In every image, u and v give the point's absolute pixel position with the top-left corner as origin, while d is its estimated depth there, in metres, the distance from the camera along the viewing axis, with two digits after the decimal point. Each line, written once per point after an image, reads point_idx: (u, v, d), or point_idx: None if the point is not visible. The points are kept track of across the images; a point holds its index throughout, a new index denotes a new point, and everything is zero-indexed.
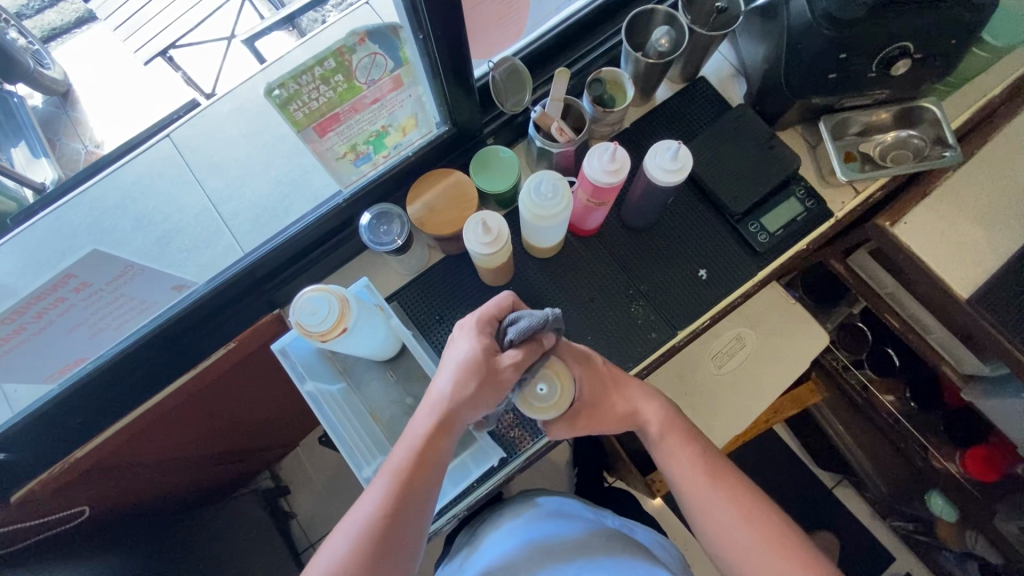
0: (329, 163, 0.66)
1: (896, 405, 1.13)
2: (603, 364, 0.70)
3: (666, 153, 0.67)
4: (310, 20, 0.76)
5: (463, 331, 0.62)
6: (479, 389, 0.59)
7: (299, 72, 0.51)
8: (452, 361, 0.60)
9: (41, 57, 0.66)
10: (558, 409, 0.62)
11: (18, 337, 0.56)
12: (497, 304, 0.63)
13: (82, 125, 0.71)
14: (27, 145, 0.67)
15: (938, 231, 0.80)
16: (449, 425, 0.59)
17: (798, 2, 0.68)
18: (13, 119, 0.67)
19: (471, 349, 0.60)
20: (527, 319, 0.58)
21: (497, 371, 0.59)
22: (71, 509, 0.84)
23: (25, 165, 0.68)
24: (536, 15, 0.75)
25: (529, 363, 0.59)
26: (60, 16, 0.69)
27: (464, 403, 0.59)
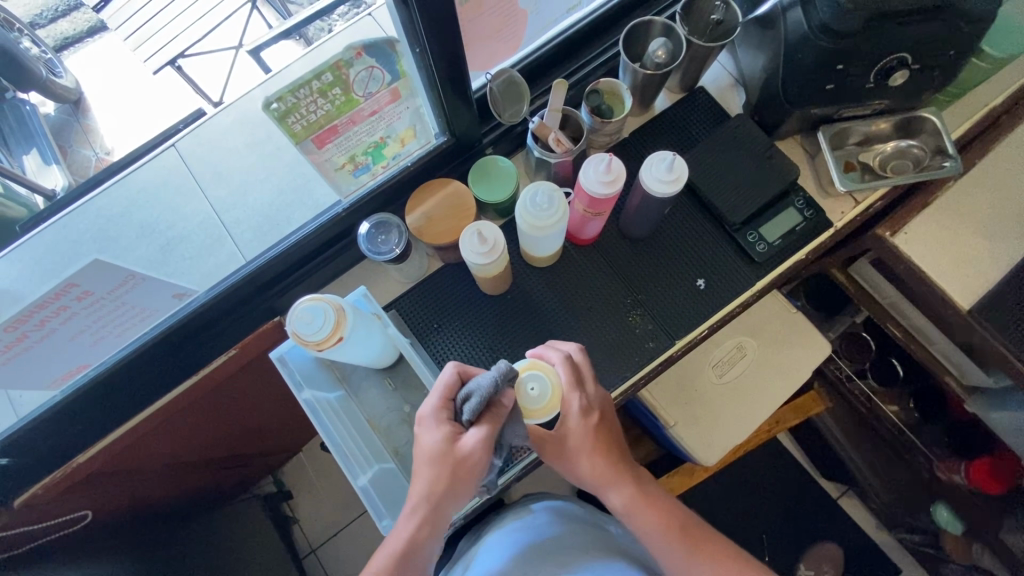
0: (328, 174, 0.67)
1: (899, 415, 1.13)
2: (582, 438, 0.67)
3: (661, 164, 0.67)
4: (316, 30, 0.77)
5: (423, 424, 0.62)
6: (453, 481, 0.59)
7: (297, 86, 0.51)
8: (421, 457, 0.61)
9: (54, 66, 0.68)
10: (557, 396, 0.64)
11: (21, 345, 0.57)
12: (447, 383, 0.62)
13: (92, 131, 0.73)
14: (38, 152, 0.69)
15: (938, 242, 0.80)
16: (430, 523, 0.60)
17: (794, 13, 0.69)
18: (25, 126, 0.69)
19: (437, 441, 0.60)
20: (477, 390, 0.58)
21: (465, 454, 0.59)
22: (74, 514, 0.86)
23: (36, 172, 0.70)
24: (533, 27, 0.75)
25: (494, 435, 0.60)
26: (74, 25, 0.71)
27: (441, 496, 0.59)
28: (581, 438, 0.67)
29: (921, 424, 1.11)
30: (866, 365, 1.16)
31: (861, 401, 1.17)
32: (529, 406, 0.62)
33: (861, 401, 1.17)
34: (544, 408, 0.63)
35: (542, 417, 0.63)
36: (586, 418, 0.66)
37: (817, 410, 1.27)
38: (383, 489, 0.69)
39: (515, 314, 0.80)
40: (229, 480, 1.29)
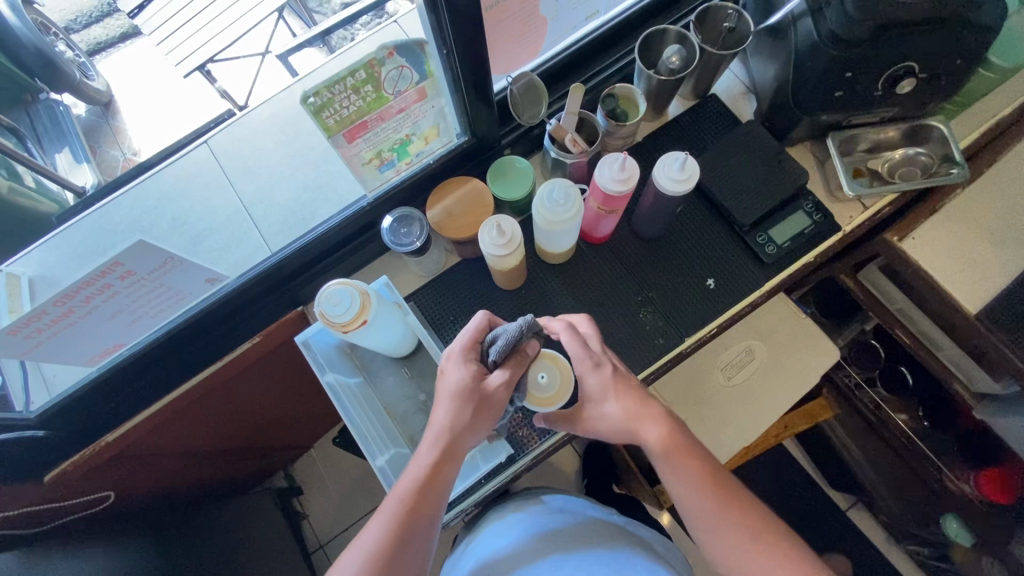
0: (356, 168, 0.70)
1: (908, 424, 1.12)
2: (610, 396, 0.67)
3: (673, 164, 0.70)
4: (340, 38, 0.82)
5: (451, 361, 0.64)
6: (477, 413, 0.61)
7: (333, 82, 0.55)
8: (447, 389, 0.62)
9: (87, 69, 0.74)
10: (566, 386, 0.69)
11: (66, 320, 0.60)
12: (477, 328, 0.65)
13: (121, 134, 0.79)
14: (70, 151, 0.76)
15: (946, 248, 0.82)
16: (450, 456, 0.60)
17: (804, 23, 0.72)
18: (59, 126, 0.75)
19: (464, 374, 0.62)
20: (505, 333, 0.62)
21: (489, 391, 0.61)
22: (97, 494, 0.89)
23: (67, 169, 0.77)
24: (553, 34, 0.79)
25: (516, 378, 0.64)
26: (106, 30, 0.75)
27: (464, 427, 0.61)
28: (600, 393, 0.67)
29: (931, 432, 1.11)
30: (875, 372, 1.17)
31: (870, 410, 1.16)
32: (536, 393, 0.68)
33: (870, 410, 1.16)
34: (551, 397, 0.69)
35: (547, 406, 0.69)
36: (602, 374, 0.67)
37: (825, 416, 1.27)
38: (399, 472, 0.71)
39: (529, 309, 0.82)
40: (243, 472, 1.32)
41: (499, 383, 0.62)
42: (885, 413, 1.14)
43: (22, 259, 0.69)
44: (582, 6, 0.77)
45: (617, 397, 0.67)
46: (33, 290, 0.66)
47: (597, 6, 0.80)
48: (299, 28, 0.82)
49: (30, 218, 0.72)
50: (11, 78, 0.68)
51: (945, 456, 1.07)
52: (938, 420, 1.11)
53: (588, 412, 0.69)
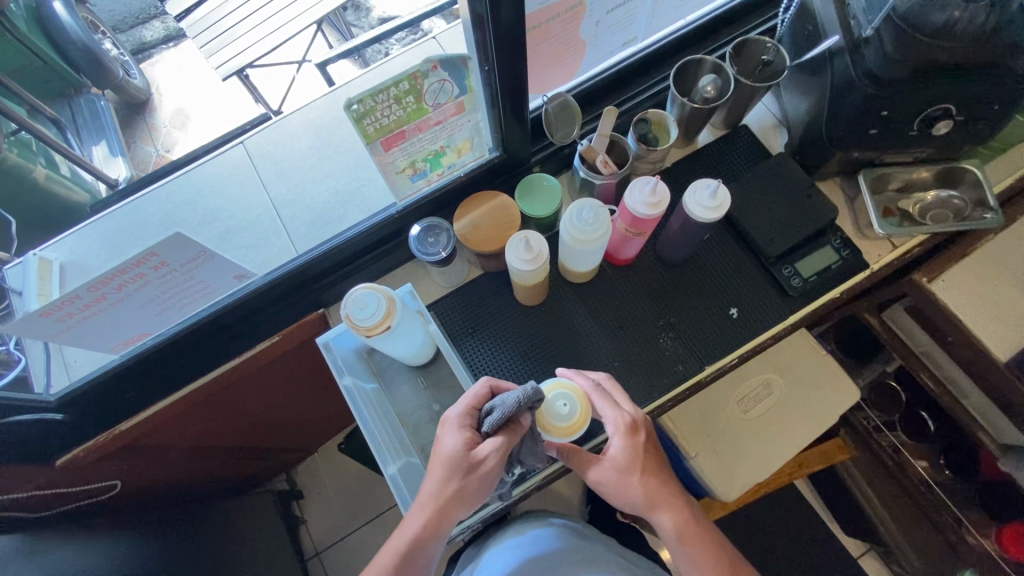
0: (389, 176, 0.71)
1: (927, 471, 1.10)
2: (629, 451, 0.66)
3: (705, 191, 0.70)
4: (374, 52, 0.87)
5: (447, 425, 0.64)
6: (464, 486, 0.60)
7: (377, 91, 0.56)
8: (439, 457, 0.62)
9: (128, 68, 0.81)
10: (586, 412, 0.66)
11: (97, 305, 0.61)
12: (478, 394, 0.64)
13: (155, 131, 0.87)
14: (106, 145, 0.81)
15: (976, 293, 0.80)
16: (436, 526, 0.60)
17: (841, 60, 0.72)
18: (98, 120, 0.81)
19: (455, 443, 0.61)
20: (500, 406, 0.59)
21: (479, 463, 0.60)
22: (103, 482, 0.90)
23: (103, 162, 0.82)
24: (591, 58, 0.80)
25: (509, 450, 0.61)
26: (152, 33, 0.85)
27: (451, 498, 0.60)
28: (625, 454, 0.66)
29: (950, 482, 1.07)
30: (894, 417, 1.14)
31: (888, 453, 1.15)
32: (554, 421, 0.65)
33: (888, 453, 1.15)
34: (571, 426, 0.65)
35: (565, 436, 0.65)
36: (632, 436, 0.66)
37: (842, 458, 1.25)
38: (411, 482, 0.71)
39: (548, 326, 0.82)
40: (247, 471, 1.31)
41: (489, 454, 0.60)
42: (904, 457, 1.12)
43: (55, 245, 0.71)
44: (620, 32, 0.79)
45: (637, 450, 0.66)
46: (63, 275, 0.68)
47: (635, 33, 0.82)
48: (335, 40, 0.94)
49: (70, 207, 0.79)
50: (59, 73, 0.73)
51: (964, 508, 1.05)
52: (961, 473, 1.07)
53: (597, 466, 0.68)
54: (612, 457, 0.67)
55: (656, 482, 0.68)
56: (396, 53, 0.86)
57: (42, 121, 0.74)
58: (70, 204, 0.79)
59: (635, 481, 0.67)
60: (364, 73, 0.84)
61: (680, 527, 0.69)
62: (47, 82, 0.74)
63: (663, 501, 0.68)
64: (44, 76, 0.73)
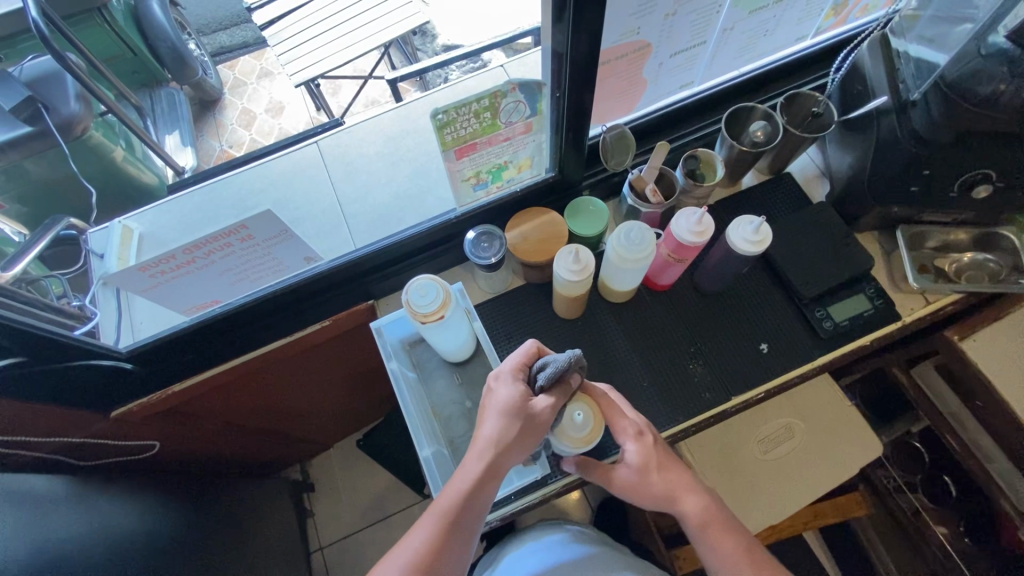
0: (454, 183, 0.78)
1: (947, 538, 1.06)
2: (643, 453, 0.68)
3: (748, 226, 0.74)
4: (435, 76, 0.95)
5: (500, 379, 0.66)
6: (523, 432, 0.62)
7: (461, 105, 0.63)
8: (495, 406, 0.64)
9: (206, 68, 1.03)
10: (597, 428, 0.68)
11: (185, 268, 0.68)
12: (526, 353, 0.68)
13: (221, 128, 1.02)
14: (178, 135, 0.98)
15: (1006, 356, 0.82)
16: (493, 472, 0.61)
17: (888, 119, 0.76)
18: (175, 113, 1.00)
19: (513, 394, 0.64)
20: (554, 361, 0.63)
21: (536, 413, 0.63)
22: (143, 442, 0.96)
23: (174, 150, 0.97)
24: (649, 97, 0.86)
25: (560, 405, 0.65)
26: (232, 40, 1.11)
27: (509, 446, 0.62)
28: (640, 456, 0.68)
29: (972, 551, 1.04)
30: (917, 478, 1.13)
31: (907, 515, 1.12)
32: (572, 432, 0.67)
33: (907, 516, 1.12)
34: (585, 438, 0.67)
35: (584, 445, 0.67)
36: (640, 439, 0.69)
37: (858, 514, 1.21)
38: (442, 470, 0.74)
39: (582, 340, 0.86)
40: (269, 454, 1.36)
41: (544, 405, 0.63)
42: (923, 521, 1.09)
43: (139, 215, 0.81)
44: (680, 75, 0.85)
45: (650, 452, 0.69)
46: (141, 243, 0.78)
47: (693, 78, 0.87)
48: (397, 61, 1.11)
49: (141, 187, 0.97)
50: (149, 67, 1.04)
51: None
52: (982, 539, 1.03)
53: (617, 471, 0.70)
54: (627, 461, 0.69)
55: (674, 474, 0.69)
56: (455, 78, 0.92)
57: (129, 107, 0.96)
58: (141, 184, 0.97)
59: (652, 480, 0.68)
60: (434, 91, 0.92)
61: (703, 513, 0.68)
62: (135, 74, 1.05)
63: (685, 488, 0.69)
64: (133, 67, 1.05)
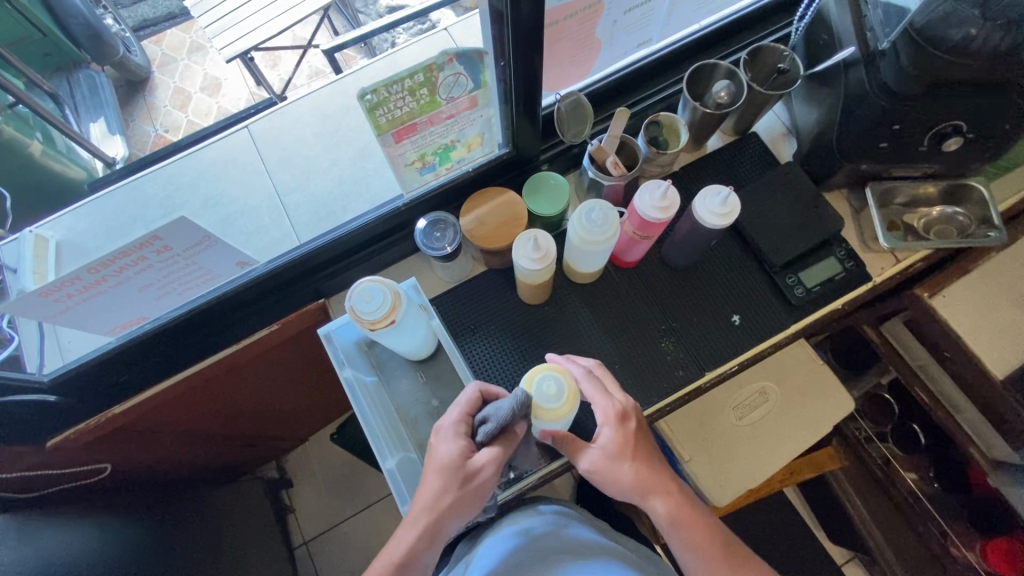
0: (398, 168, 0.71)
1: (918, 484, 1.10)
2: (619, 440, 0.66)
3: (715, 197, 0.70)
4: (380, 40, 0.84)
5: (441, 435, 0.63)
6: (461, 494, 0.60)
7: (392, 82, 0.55)
8: (435, 465, 0.61)
9: (129, 43, 0.85)
10: (571, 399, 0.64)
11: (97, 287, 0.61)
12: (470, 401, 0.64)
13: (153, 110, 0.89)
14: (105, 122, 0.83)
15: (975, 309, 0.81)
16: (433, 537, 0.60)
17: (857, 71, 0.72)
18: (97, 97, 0.82)
19: (452, 452, 0.61)
20: (497, 414, 0.60)
21: (475, 471, 0.60)
22: (92, 466, 0.88)
23: (101, 139, 0.84)
24: (604, 58, 0.80)
25: (504, 458, 0.62)
26: (154, 9, 0.90)
27: (448, 508, 0.60)
28: (616, 441, 0.65)
29: (940, 494, 1.07)
30: (887, 428, 1.16)
31: (878, 465, 1.18)
32: (544, 406, 0.63)
33: (878, 465, 1.18)
34: (561, 407, 0.64)
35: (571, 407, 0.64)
36: (621, 423, 0.66)
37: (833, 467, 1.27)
38: (409, 476, 0.71)
39: (550, 326, 0.82)
40: (238, 458, 1.30)
41: (484, 464, 0.60)
42: (893, 468, 1.15)
43: (52, 222, 0.70)
44: (636, 33, 0.78)
45: (628, 439, 0.66)
46: (59, 254, 0.68)
47: (651, 35, 0.81)
48: (340, 25, 0.94)
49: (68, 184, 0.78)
50: (60, 47, 0.73)
51: (951, 521, 1.05)
52: (951, 484, 1.05)
53: (586, 451, 0.67)
54: (601, 445, 0.66)
55: (648, 467, 0.66)
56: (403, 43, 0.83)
57: (42, 97, 0.73)
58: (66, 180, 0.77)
59: (627, 467, 0.65)
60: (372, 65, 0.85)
61: (673, 512, 0.66)
62: (48, 55, 0.73)
63: (658, 487, 0.66)
64: (43, 48, 0.72)
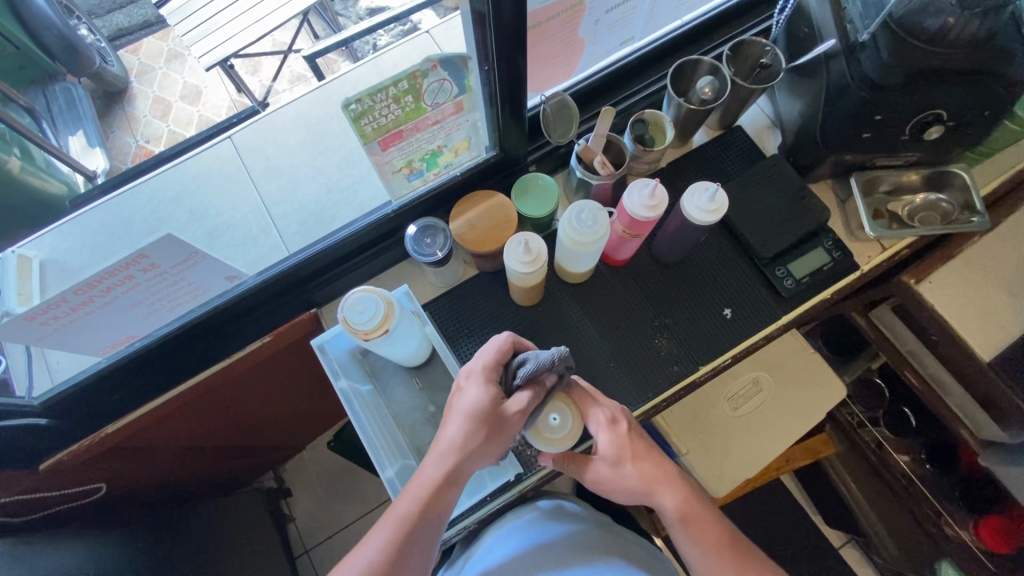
0: (385, 176, 0.70)
1: (909, 465, 1.13)
2: (615, 442, 0.65)
3: (703, 194, 0.70)
4: (363, 43, 0.81)
5: (470, 379, 0.63)
6: (488, 437, 0.59)
7: (376, 91, 0.55)
8: (461, 408, 0.61)
9: (105, 54, 0.79)
10: (574, 434, 0.65)
11: (84, 309, 0.60)
12: (502, 347, 0.65)
13: (133, 121, 0.86)
14: (84, 134, 0.80)
15: (961, 294, 0.82)
16: (452, 481, 0.58)
17: (837, 63, 0.72)
18: (75, 109, 0.80)
19: (482, 396, 0.61)
20: (536, 358, 0.61)
21: (506, 414, 0.60)
22: (87, 486, 0.87)
23: (80, 152, 0.81)
24: (588, 58, 0.80)
25: (535, 405, 0.62)
26: (130, 18, 0.78)
27: (472, 450, 0.59)
28: (612, 446, 0.65)
29: (932, 475, 1.10)
30: (879, 413, 1.17)
31: (871, 449, 1.18)
32: (547, 434, 0.64)
33: (871, 449, 1.18)
34: (567, 436, 0.65)
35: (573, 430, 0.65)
36: (613, 427, 0.66)
37: (827, 453, 1.28)
38: (409, 484, 0.71)
39: (544, 326, 0.82)
40: (236, 470, 1.29)
41: (516, 405, 0.60)
42: (886, 452, 1.15)
43: (35, 241, 0.69)
44: (618, 32, 0.79)
45: (625, 441, 0.66)
46: (44, 275, 0.66)
47: (633, 33, 0.82)
48: (321, 29, 0.90)
49: (45, 200, 0.75)
50: (36, 62, 0.73)
51: (945, 500, 1.07)
52: (942, 464, 1.08)
53: (591, 462, 0.68)
54: (601, 452, 0.66)
55: (651, 467, 0.66)
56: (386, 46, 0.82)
57: (15, 110, 0.73)
58: (43, 196, 0.75)
59: (628, 469, 0.65)
60: (357, 73, 0.83)
61: (683, 506, 0.65)
62: (22, 68, 0.73)
63: (664, 482, 0.65)
64: (18, 62, 0.72)
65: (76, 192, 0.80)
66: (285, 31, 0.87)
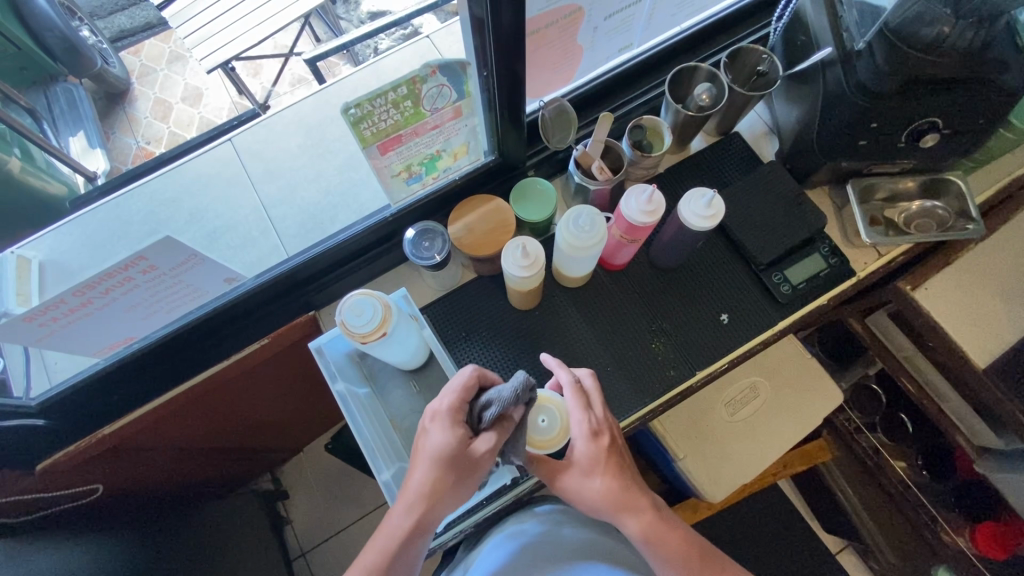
0: (384, 179, 0.71)
1: (907, 472, 1.12)
2: (593, 455, 0.65)
3: (700, 199, 0.71)
4: (363, 48, 0.83)
5: (434, 420, 0.61)
6: (458, 479, 0.60)
7: (375, 96, 0.56)
8: (427, 453, 0.60)
9: (107, 56, 0.79)
10: (566, 428, 0.67)
11: (82, 310, 0.60)
12: (465, 385, 0.62)
13: (135, 122, 0.85)
14: (85, 135, 0.80)
15: (956, 300, 0.83)
16: (425, 522, 0.59)
17: (834, 71, 0.73)
18: (76, 110, 0.80)
19: (450, 439, 0.60)
20: (500, 399, 0.60)
21: (473, 458, 0.60)
22: (83, 486, 0.86)
23: (81, 154, 0.81)
24: (586, 63, 0.81)
25: (501, 442, 0.62)
26: (132, 20, 0.78)
27: (442, 495, 0.59)
28: (588, 455, 0.65)
29: (929, 483, 1.10)
30: (875, 419, 1.18)
31: (868, 454, 1.17)
32: (537, 436, 0.66)
33: (869, 455, 1.17)
34: (551, 438, 0.66)
35: (554, 445, 0.66)
36: (594, 439, 0.65)
37: (823, 458, 1.29)
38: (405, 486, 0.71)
39: (541, 330, 0.82)
40: (234, 472, 1.29)
41: (483, 449, 0.60)
42: (884, 459, 1.14)
43: (32, 242, 0.69)
44: (617, 39, 0.80)
45: (600, 454, 0.65)
46: (42, 275, 0.66)
47: (632, 39, 0.82)
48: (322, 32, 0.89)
49: (46, 201, 0.74)
50: (35, 60, 0.72)
51: (942, 508, 1.08)
52: (939, 472, 1.09)
53: (564, 470, 0.67)
54: (576, 460, 0.66)
55: (619, 486, 0.66)
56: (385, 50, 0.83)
57: (16, 111, 0.72)
58: (45, 197, 0.74)
59: (596, 484, 0.66)
60: (356, 76, 0.82)
61: (647, 529, 0.66)
62: (23, 69, 0.73)
63: (629, 503, 0.66)
64: (19, 63, 0.72)
65: (77, 194, 0.78)
66: (286, 34, 0.89)
